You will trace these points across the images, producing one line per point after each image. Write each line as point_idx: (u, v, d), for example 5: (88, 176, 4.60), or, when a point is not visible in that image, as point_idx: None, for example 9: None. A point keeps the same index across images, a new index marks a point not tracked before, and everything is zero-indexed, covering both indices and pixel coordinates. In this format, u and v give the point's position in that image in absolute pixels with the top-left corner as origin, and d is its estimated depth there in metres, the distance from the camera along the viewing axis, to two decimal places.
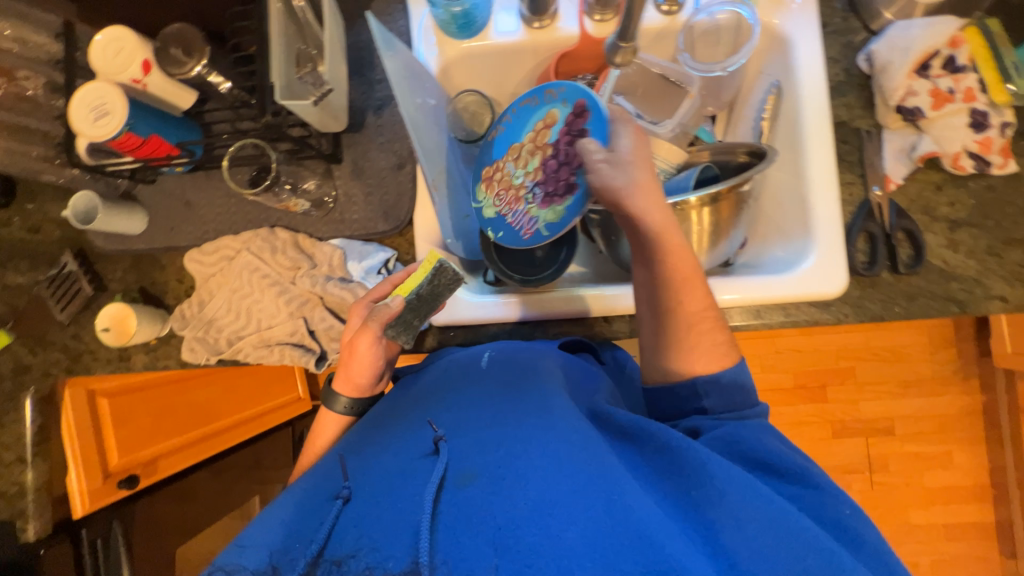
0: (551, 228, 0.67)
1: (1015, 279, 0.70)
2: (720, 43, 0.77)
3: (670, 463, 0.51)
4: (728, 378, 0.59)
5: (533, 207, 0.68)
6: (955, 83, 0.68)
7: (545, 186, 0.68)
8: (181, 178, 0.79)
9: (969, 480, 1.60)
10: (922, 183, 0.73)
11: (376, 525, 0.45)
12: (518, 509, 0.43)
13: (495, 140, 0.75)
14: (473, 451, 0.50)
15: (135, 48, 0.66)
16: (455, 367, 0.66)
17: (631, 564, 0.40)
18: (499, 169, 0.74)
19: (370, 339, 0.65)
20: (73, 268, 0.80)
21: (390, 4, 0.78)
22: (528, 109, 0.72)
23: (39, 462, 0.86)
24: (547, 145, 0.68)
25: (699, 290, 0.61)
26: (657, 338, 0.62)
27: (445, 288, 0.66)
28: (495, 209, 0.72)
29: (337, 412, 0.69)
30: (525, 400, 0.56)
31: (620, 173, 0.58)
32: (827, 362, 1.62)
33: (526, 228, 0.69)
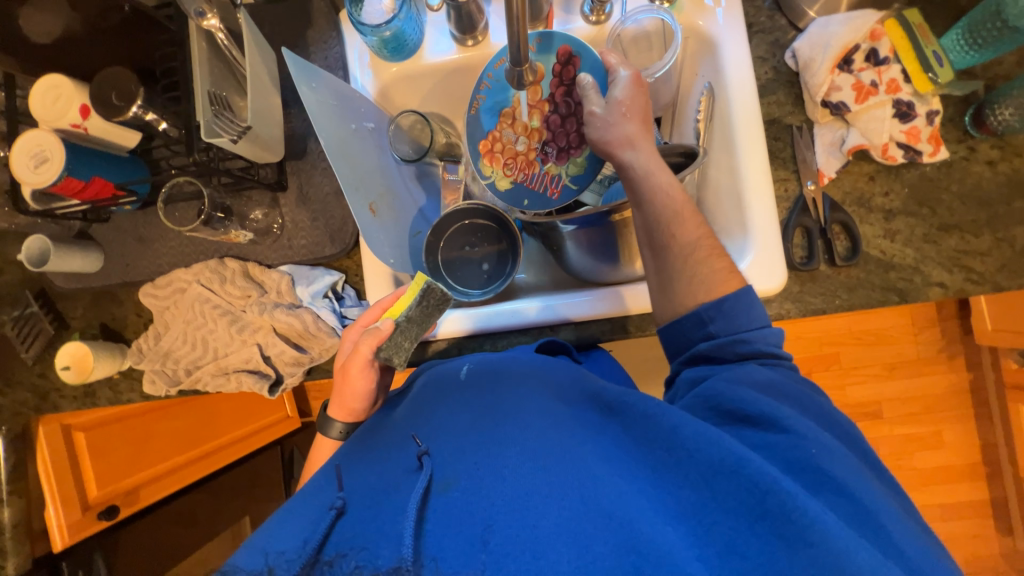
0: (576, 180, 0.72)
1: (953, 265, 0.70)
2: (652, 47, 0.78)
3: (645, 432, 0.49)
4: (729, 302, 0.57)
5: (550, 166, 0.73)
6: (878, 75, 0.70)
7: (556, 144, 0.73)
8: (132, 215, 0.81)
9: (963, 459, 1.57)
10: (855, 175, 0.73)
11: (364, 529, 0.45)
12: (498, 502, 0.43)
13: (479, 111, 0.76)
14: (454, 455, 0.49)
15: (74, 94, 0.67)
16: (434, 379, 0.65)
17: (603, 543, 0.40)
18: (497, 139, 0.75)
19: (363, 364, 0.66)
20: (35, 309, 0.83)
21: (324, 31, 0.79)
22: (506, 67, 0.75)
23: (15, 500, 0.89)
24: (545, 101, 0.73)
25: (690, 219, 0.60)
26: (660, 276, 0.61)
27: (434, 309, 0.66)
28: (507, 179, 0.74)
29: (332, 437, 0.70)
30: (504, 401, 0.55)
31: (621, 124, 0.62)
32: (812, 349, 1.58)
33: (552, 187, 0.73)
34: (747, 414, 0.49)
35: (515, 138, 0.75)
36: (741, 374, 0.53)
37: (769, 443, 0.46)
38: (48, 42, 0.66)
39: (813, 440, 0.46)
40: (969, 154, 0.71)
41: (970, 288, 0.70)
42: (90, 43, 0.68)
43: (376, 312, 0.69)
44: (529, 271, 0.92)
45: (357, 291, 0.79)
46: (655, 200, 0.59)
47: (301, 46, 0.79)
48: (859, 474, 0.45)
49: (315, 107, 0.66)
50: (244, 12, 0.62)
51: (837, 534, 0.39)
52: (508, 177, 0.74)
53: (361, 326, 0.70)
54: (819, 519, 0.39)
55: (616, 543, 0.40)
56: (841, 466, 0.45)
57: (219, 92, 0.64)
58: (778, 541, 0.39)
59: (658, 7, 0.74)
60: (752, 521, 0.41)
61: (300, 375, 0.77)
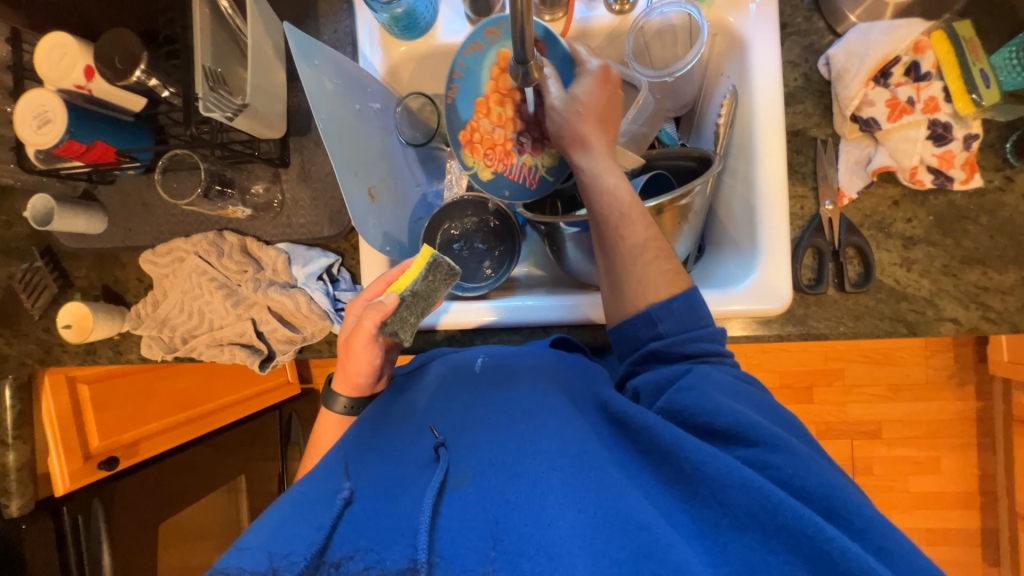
0: (551, 170, 0.71)
1: (969, 301, 0.67)
2: (676, 42, 0.74)
3: (648, 444, 0.49)
4: (678, 301, 0.57)
5: (527, 157, 0.69)
6: (915, 92, 0.65)
7: (529, 133, 0.69)
8: (137, 179, 0.80)
9: (957, 486, 1.53)
10: (878, 198, 0.69)
11: (373, 526, 0.45)
12: (513, 503, 0.43)
13: (456, 98, 0.68)
14: (470, 451, 0.49)
15: (79, 54, 0.66)
16: (447, 371, 0.64)
17: (619, 549, 0.40)
18: (476, 129, 0.68)
19: (366, 337, 0.64)
20: (40, 264, 0.84)
21: (335, 3, 0.76)
22: (476, 54, 0.67)
23: (21, 444, 0.94)
24: (513, 90, 0.67)
25: (638, 222, 0.58)
26: (611, 273, 0.60)
27: (440, 283, 0.64)
28: (488, 171, 0.69)
29: (337, 412, 0.70)
30: (516, 398, 0.55)
31: (579, 120, 0.60)
32: (815, 362, 1.54)
33: (529, 177, 0.70)
34: (709, 412, 0.49)
35: (489, 125, 0.68)
36: (704, 386, 0.51)
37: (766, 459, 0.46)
38: None
39: (786, 450, 0.46)
40: (1005, 184, 0.67)
41: (986, 327, 0.67)
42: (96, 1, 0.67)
43: (380, 285, 0.67)
44: (531, 265, 0.90)
45: (352, 274, 0.79)
46: (602, 201, 0.59)
47: (311, 17, 0.76)
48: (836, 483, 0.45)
49: (312, 84, 0.63)
50: None
51: (854, 554, 0.38)
52: (489, 168, 0.68)
53: (367, 300, 0.68)
54: (837, 537, 0.39)
55: (631, 548, 0.40)
56: (817, 475, 0.45)
57: (219, 63, 0.63)
58: (788, 555, 0.40)
59: (686, 0, 0.70)
60: (767, 538, 0.41)
61: (292, 353, 0.77)
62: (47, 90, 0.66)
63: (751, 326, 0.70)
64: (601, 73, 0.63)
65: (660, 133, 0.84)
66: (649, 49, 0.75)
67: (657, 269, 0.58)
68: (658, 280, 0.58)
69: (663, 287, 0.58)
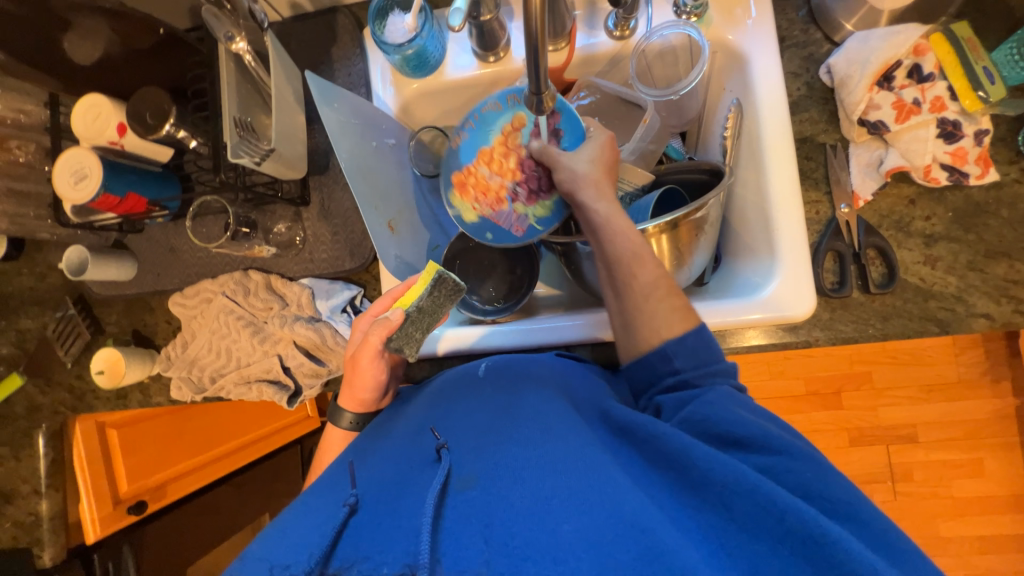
0: (541, 222, 0.70)
1: (1000, 295, 0.66)
2: (678, 61, 0.77)
3: (652, 453, 0.49)
4: (691, 338, 0.56)
5: (518, 205, 0.71)
6: (921, 93, 0.66)
7: (525, 185, 0.70)
8: (165, 226, 0.84)
9: (1004, 489, 1.46)
10: (893, 198, 0.70)
11: (375, 531, 0.43)
12: (516, 506, 0.42)
13: (460, 145, 0.72)
14: (474, 453, 0.48)
15: (112, 113, 0.70)
16: (451, 379, 0.65)
17: (625, 552, 0.38)
18: (472, 173, 0.71)
19: (372, 353, 0.63)
20: (73, 313, 0.87)
21: (348, 48, 0.80)
22: (493, 113, 0.71)
23: (53, 493, 0.94)
24: (521, 147, 0.70)
25: (650, 261, 0.59)
26: (623, 314, 0.61)
27: (445, 299, 0.64)
28: (473, 213, 0.71)
29: (343, 428, 0.70)
30: (519, 404, 0.55)
31: (589, 165, 0.63)
32: (840, 367, 1.51)
33: (516, 225, 0.71)
34: (725, 427, 0.49)
35: (488, 173, 0.71)
36: (722, 402, 0.51)
37: (774, 467, 0.45)
38: (92, 64, 0.70)
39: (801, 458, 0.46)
40: (1022, 176, 0.67)
41: (1019, 320, 0.65)
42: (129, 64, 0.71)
43: (385, 302, 0.67)
44: (547, 285, 0.91)
45: None
46: (614, 241, 0.60)
47: (326, 63, 0.80)
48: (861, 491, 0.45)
49: (331, 126, 0.66)
50: (269, 35, 0.64)
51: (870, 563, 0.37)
52: (474, 210, 0.71)
53: (372, 317, 0.68)
54: (842, 539, 0.38)
55: (637, 551, 0.38)
56: (841, 486, 0.45)
57: (243, 111, 0.66)
58: (797, 562, 0.39)
59: (686, 22, 0.71)
60: (774, 543, 0.40)
61: (318, 387, 0.78)
62: (85, 148, 0.70)
63: (774, 334, 0.70)
64: (609, 138, 0.65)
65: (669, 148, 0.86)
66: (651, 70, 0.78)
67: (669, 307, 0.58)
68: (669, 313, 0.58)
69: (676, 323, 0.57)
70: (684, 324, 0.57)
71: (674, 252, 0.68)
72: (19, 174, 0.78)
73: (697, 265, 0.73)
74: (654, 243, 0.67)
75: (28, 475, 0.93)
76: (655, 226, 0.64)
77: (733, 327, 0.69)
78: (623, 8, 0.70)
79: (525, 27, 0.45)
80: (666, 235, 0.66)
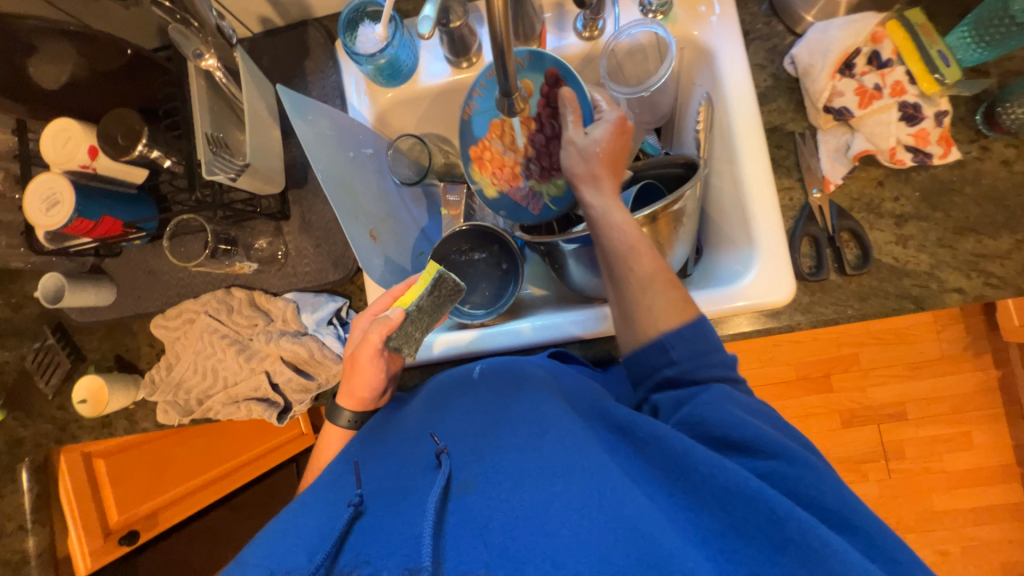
0: (556, 201, 0.75)
1: (970, 269, 0.68)
2: (648, 58, 0.78)
3: (653, 457, 0.48)
4: (687, 328, 0.57)
5: (534, 182, 0.75)
6: (880, 79, 0.68)
7: (539, 161, 0.74)
8: (143, 248, 0.82)
9: (992, 460, 1.49)
10: (862, 181, 0.72)
11: (376, 538, 0.44)
12: (516, 509, 0.42)
13: (472, 117, 0.76)
14: (475, 458, 0.49)
15: (81, 136, 0.69)
16: (448, 380, 0.65)
17: (624, 556, 0.38)
18: (487, 148, 0.76)
19: (371, 352, 0.63)
20: (53, 342, 0.85)
21: (321, 61, 0.80)
22: (495, 82, 0.73)
23: (39, 529, 0.94)
24: (530, 118, 0.72)
25: (647, 254, 0.59)
26: (621, 307, 0.61)
27: (445, 299, 0.63)
28: (493, 189, 0.77)
29: (341, 426, 0.69)
30: (518, 406, 0.55)
31: (586, 161, 0.63)
32: (827, 350, 1.53)
33: (532, 204, 0.76)
34: (722, 429, 0.49)
35: (503, 149, 0.76)
36: (722, 404, 0.51)
37: (777, 473, 0.45)
38: (59, 88, 0.69)
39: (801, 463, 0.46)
40: (982, 154, 0.69)
41: (991, 293, 0.67)
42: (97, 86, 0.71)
43: (384, 300, 0.67)
44: (534, 286, 0.92)
45: None
46: (611, 234, 0.60)
47: (300, 76, 0.80)
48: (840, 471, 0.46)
49: (307, 138, 0.66)
50: (240, 50, 0.64)
51: (859, 567, 0.38)
52: (494, 186, 0.77)
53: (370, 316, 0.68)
54: (841, 551, 0.39)
55: (637, 556, 0.38)
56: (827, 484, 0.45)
57: (216, 128, 0.66)
58: (790, 568, 0.39)
59: (651, 21, 0.73)
60: (772, 551, 0.40)
61: (308, 401, 0.77)
62: (55, 174, 0.69)
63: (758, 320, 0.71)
64: (618, 123, 0.63)
65: (643, 145, 0.87)
66: (622, 68, 0.80)
67: (667, 300, 0.58)
68: (666, 306, 0.58)
69: (673, 316, 0.57)
70: (681, 316, 0.57)
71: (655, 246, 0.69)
72: None
73: (678, 257, 0.74)
74: None
75: (13, 510, 0.91)
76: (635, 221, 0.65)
77: (717, 315, 0.70)
78: (590, 8, 0.71)
79: (492, 35, 0.45)
80: (646, 229, 0.67)
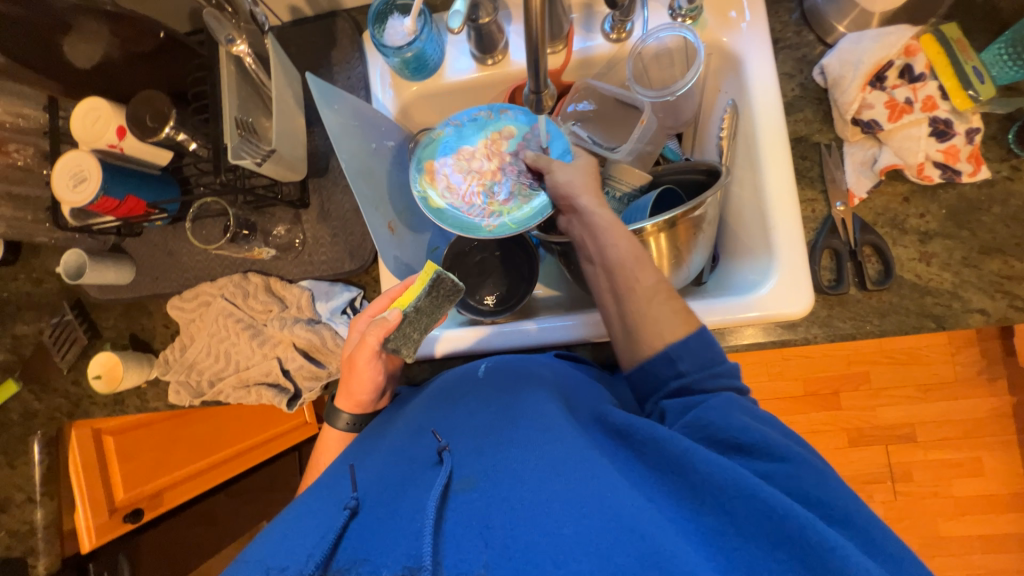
0: (514, 221, 0.74)
1: (995, 291, 0.67)
2: (674, 64, 0.78)
3: (651, 457, 0.48)
4: (694, 340, 0.56)
5: (492, 202, 0.76)
6: (912, 93, 0.67)
7: (503, 188, 0.77)
8: (163, 229, 0.83)
9: (1002, 488, 1.46)
10: (888, 196, 0.71)
11: (377, 533, 0.43)
12: (517, 508, 0.42)
13: (440, 137, 0.78)
14: (476, 454, 0.48)
15: (111, 117, 0.70)
16: (451, 378, 0.65)
17: (624, 556, 0.38)
18: (448, 164, 0.77)
19: (370, 354, 0.62)
20: (71, 318, 0.86)
21: (348, 52, 0.81)
22: (480, 119, 0.78)
23: (48, 501, 0.94)
24: (505, 156, 0.78)
25: (650, 265, 0.59)
26: (626, 326, 0.60)
27: (445, 299, 0.62)
28: (444, 200, 0.76)
29: (339, 428, 0.69)
30: (519, 403, 0.54)
31: (578, 173, 0.67)
32: (838, 367, 1.51)
33: (490, 220, 0.75)
34: (726, 434, 0.48)
35: (465, 169, 0.78)
36: (727, 410, 0.50)
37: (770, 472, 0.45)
38: (92, 67, 0.70)
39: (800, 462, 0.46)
40: (1013, 173, 0.68)
41: (1015, 315, 0.66)
42: (128, 68, 0.72)
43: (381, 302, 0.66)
44: (547, 286, 0.91)
45: None
46: (610, 247, 0.60)
47: (326, 66, 0.81)
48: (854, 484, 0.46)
49: (332, 127, 0.67)
50: (271, 38, 0.65)
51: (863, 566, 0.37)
52: (447, 198, 0.75)
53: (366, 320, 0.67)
54: (840, 546, 0.38)
55: (636, 556, 0.38)
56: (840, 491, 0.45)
57: (244, 113, 0.66)
58: (794, 568, 0.39)
59: (680, 25, 0.73)
60: (771, 548, 0.40)
61: (318, 389, 0.77)
62: (84, 152, 0.70)
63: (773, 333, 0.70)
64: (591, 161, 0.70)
65: (665, 150, 0.87)
66: (647, 72, 0.79)
67: (670, 311, 0.58)
68: (670, 319, 0.57)
69: (679, 327, 0.57)
70: (685, 328, 0.57)
71: (673, 251, 0.69)
72: (17, 177, 0.77)
73: (695, 264, 0.74)
74: (653, 242, 0.67)
75: (24, 482, 0.93)
76: (654, 225, 0.65)
77: (732, 325, 0.69)
78: (620, 10, 0.71)
79: (527, 30, 0.46)
80: (665, 234, 0.67)
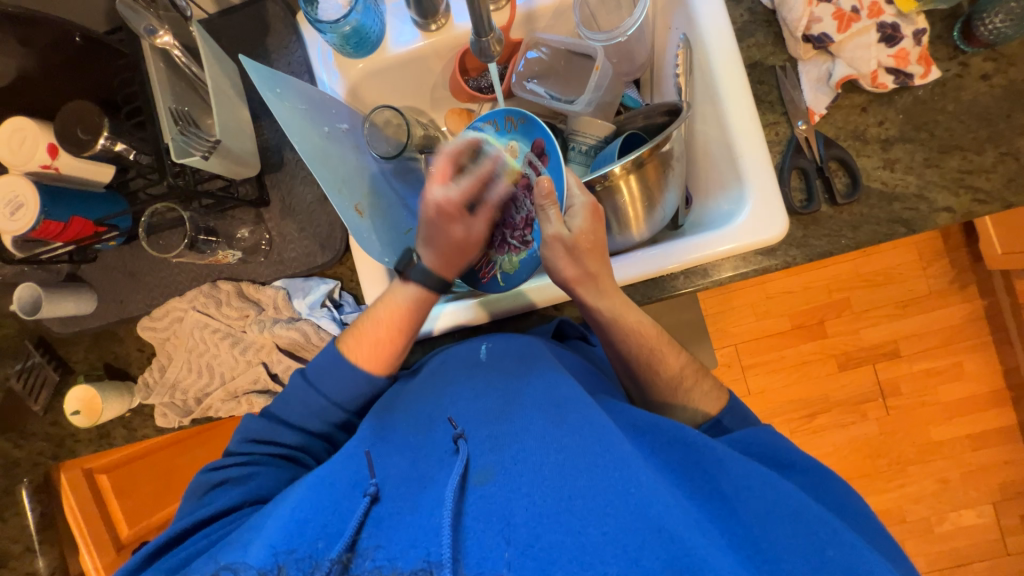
0: (505, 277, 0.71)
1: (958, 188, 0.68)
2: (619, 7, 0.78)
3: (675, 454, 0.49)
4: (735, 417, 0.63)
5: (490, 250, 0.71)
6: (858, 1, 0.68)
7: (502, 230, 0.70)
8: (119, 250, 0.79)
9: (982, 387, 1.53)
10: (846, 109, 0.72)
11: (395, 527, 0.42)
12: (540, 504, 0.41)
13: None
14: (490, 445, 0.47)
15: (39, 135, 0.65)
16: (453, 359, 0.63)
17: (653, 559, 0.37)
18: None
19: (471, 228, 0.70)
20: (37, 359, 0.82)
21: (285, 37, 0.77)
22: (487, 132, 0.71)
23: (49, 549, 0.93)
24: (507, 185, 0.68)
25: (669, 355, 0.64)
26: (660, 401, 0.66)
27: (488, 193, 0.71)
28: None
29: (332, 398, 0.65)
30: (530, 390, 0.53)
31: (574, 263, 0.59)
32: (820, 297, 1.55)
33: (483, 270, 0.72)
34: (779, 457, 0.54)
35: None
36: (768, 434, 0.57)
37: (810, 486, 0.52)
38: (9, 86, 0.65)
39: (808, 470, 0.53)
40: (962, 70, 0.69)
41: (979, 208, 0.68)
42: (47, 81, 0.67)
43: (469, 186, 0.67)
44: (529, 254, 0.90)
45: (355, 296, 0.78)
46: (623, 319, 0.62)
47: (265, 56, 0.77)
48: (837, 482, 0.53)
49: (281, 113, 0.64)
50: (195, 25, 0.61)
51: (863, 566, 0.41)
52: None
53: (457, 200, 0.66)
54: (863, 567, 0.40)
55: (666, 559, 0.37)
56: (827, 477, 0.53)
57: (177, 111, 0.62)
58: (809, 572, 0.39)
59: None
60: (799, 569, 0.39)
61: None
62: (18, 175, 0.65)
63: (739, 263, 0.71)
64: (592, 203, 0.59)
65: (624, 98, 0.85)
66: (595, 17, 0.78)
67: (701, 392, 0.63)
68: (703, 398, 0.63)
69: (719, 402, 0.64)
70: (720, 402, 0.63)
71: (646, 193, 0.68)
72: None
73: (670, 204, 0.72)
74: (623, 186, 0.67)
75: None
76: (623, 166, 0.64)
77: (713, 261, 0.69)
78: None
79: None
80: (634, 176, 0.66)
